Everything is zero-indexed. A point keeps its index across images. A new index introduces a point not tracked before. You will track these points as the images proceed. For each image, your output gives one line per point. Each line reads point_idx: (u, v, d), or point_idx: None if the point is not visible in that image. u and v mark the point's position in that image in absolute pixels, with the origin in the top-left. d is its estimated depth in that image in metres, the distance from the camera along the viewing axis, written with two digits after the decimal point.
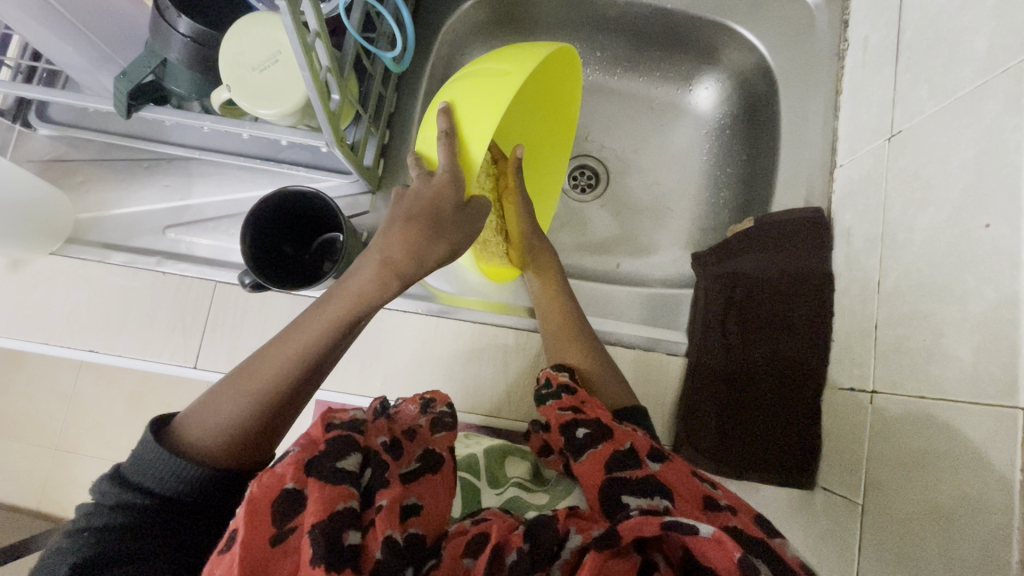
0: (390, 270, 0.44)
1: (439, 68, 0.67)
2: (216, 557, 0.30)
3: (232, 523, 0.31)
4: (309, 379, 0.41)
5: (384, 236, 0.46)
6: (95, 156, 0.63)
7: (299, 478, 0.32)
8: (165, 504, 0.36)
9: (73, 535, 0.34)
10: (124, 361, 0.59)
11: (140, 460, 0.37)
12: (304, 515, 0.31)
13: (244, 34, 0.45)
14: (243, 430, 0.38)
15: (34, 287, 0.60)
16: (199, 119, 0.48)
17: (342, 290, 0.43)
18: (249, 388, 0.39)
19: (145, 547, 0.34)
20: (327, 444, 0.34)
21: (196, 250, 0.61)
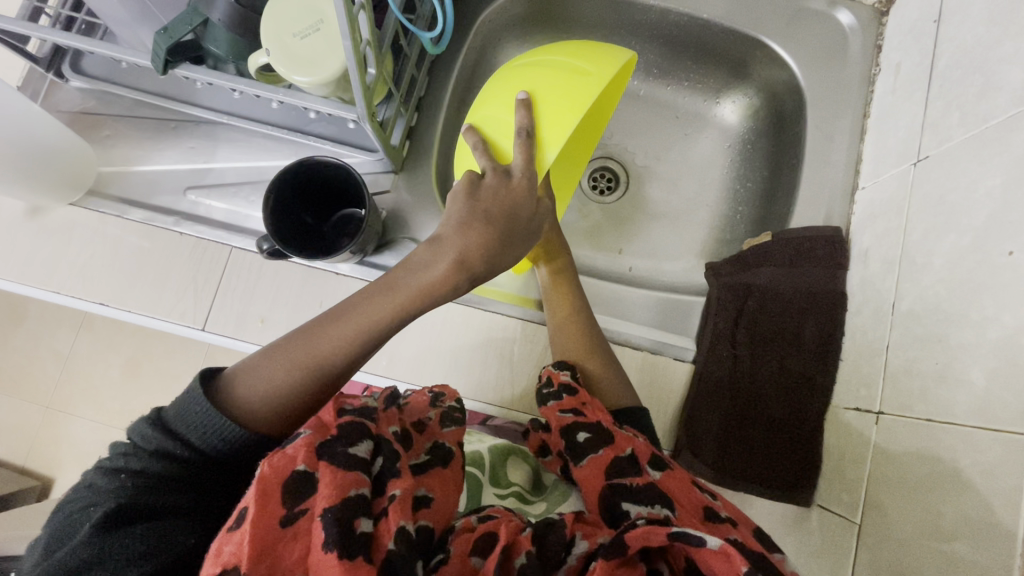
0: (461, 270, 0.42)
1: (472, 58, 0.68)
2: (223, 535, 0.29)
3: (241, 502, 0.30)
4: (360, 359, 0.39)
5: (460, 232, 0.42)
6: (123, 112, 0.64)
7: (310, 460, 0.32)
8: (197, 459, 0.35)
9: (108, 475, 0.34)
10: (132, 317, 0.59)
11: (184, 410, 0.35)
12: (315, 499, 0.30)
13: (287, 3, 0.46)
14: (291, 401, 0.37)
15: (49, 238, 0.60)
16: (235, 82, 0.48)
17: (408, 278, 0.41)
18: (304, 359, 0.37)
19: (177, 499, 0.34)
20: (336, 432, 0.33)
21: (214, 214, 0.61)
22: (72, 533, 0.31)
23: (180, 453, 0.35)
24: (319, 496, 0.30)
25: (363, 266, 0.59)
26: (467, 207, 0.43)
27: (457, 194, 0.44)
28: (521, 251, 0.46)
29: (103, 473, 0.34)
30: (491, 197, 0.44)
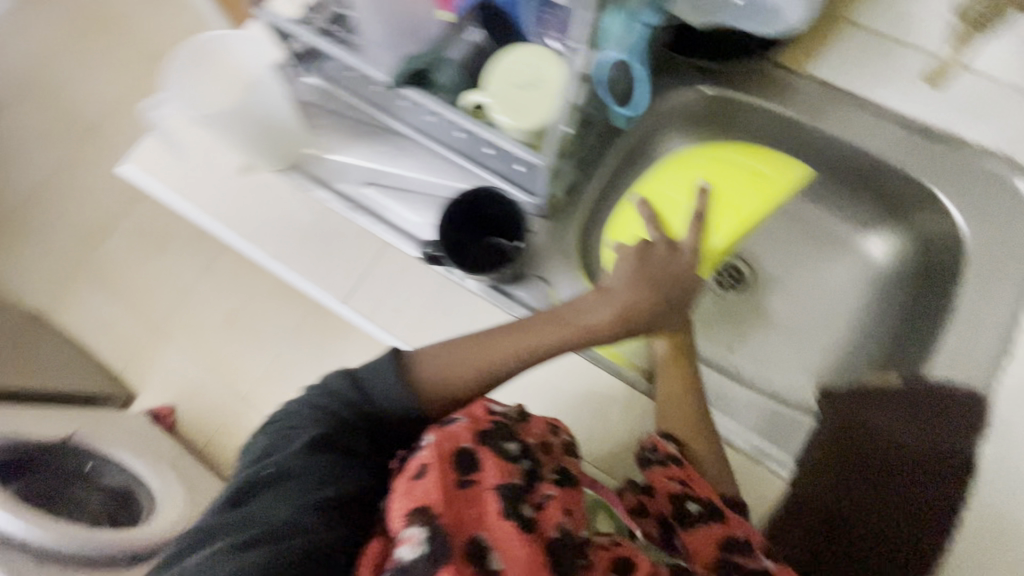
0: (621, 322, 0.48)
1: (641, 136, 0.72)
2: (403, 485, 0.35)
3: (417, 462, 0.36)
4: (520, 370, 0.47)
5: (628, 289, 0.49)
6: (333, 107, 0.73)
7: (475, 443, 0.38)
8: (373, 416, 0.43)
9: (311, 409, 0.42)
10: (293, 276, 0.69)
11: (376, 373, 0.43)
12: (484, 475, 0.36)
13: (517, 58, 0.53)
14: (460, 386, 0.45)
15: (254, 195, 0.71)
16: (446, 110, 0.56)
17: (575, 317, 0.48)
18: (480, 356, 0.46)
19: (358, 444, 0.41)
20: (494, 425, 0.40)
21: (381, 211, 0.69)
22: (284, 445, 0.40)
23: (364, 407, 0.43)
24: (490, 472, 0.36)
25: (496, 292, 0.65)
26: (635, 269, 0.50)
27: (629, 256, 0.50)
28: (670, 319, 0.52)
29: (306, 404, 0.43)
30: (659, 265, 0.51)
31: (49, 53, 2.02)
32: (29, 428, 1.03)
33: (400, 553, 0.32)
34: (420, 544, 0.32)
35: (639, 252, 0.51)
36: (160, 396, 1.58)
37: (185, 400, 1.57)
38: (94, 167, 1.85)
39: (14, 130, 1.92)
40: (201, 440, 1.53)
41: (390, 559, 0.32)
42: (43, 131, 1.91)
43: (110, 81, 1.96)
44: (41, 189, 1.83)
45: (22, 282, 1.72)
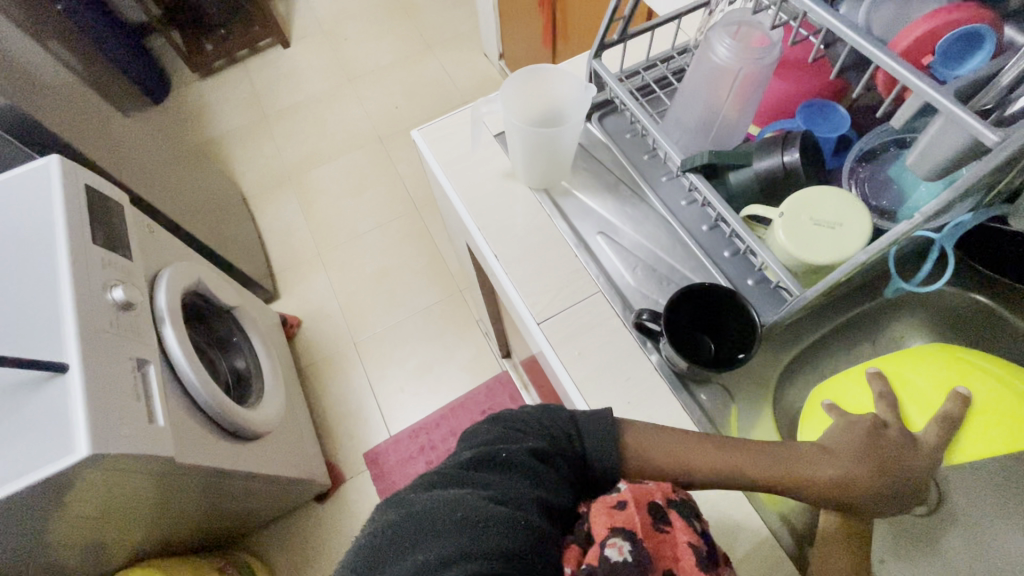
0: (842, 488, 0.48)
1: (880, 308, 0.70)
2: (607, 510, 0.42)
3: (619, 497, 0.43)
4: (722, 480, 0.50)
5: (855, 460, 0.49)
6: (601, 158, 0.80)
7: (665, 502, 0.45)
8: (580, 458, 0.49)
9: (537, 420, 0.48)
10: (504, 279, 0.74)
11: (596, 425, 0.50)
12: (675, 529, 0.42)
13: (826, 196, 0.54)
14: (665, 466, 0.50)
15: (505, 200, 0.79)
16: (722, 206, 0.58)
17: (790, 461, 0.49)
18: (692, 451, 0.50)
19: (566, 470, 0.47)
20: (680, 498, 0.46)
21: (602, 261, 0.73)
22: (515, 439, 0.46)
23: (576, 446, 0.48)
24: (679, 527, 0.43)
25: (676, 384, 0.64)
26: (869, 447, 0.50)
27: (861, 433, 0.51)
28: (887, 509, 0.50)
29: (530, 417, 0.49)
30: (890, 450, 0.50)
31: (353, 12, 2.43)
32: (220, 290, 1.22)
33: (608, 554, 0.38)
34: (626, 552, 0.38)
35: (870, 427, 0.51)
36: (298, 308, 1.77)
37: (314, 322, 1.75)
38: (341, 108, 2.17)
39: (300, 57, 2.33)
40: (309, 361, 1.69)
41: (593, 556, 0.39)
42: (320, 66, 2.29)
43: (384, 49, 2.31)
44: (297, 107, 2.19)
45: (248, 170, 2.05)
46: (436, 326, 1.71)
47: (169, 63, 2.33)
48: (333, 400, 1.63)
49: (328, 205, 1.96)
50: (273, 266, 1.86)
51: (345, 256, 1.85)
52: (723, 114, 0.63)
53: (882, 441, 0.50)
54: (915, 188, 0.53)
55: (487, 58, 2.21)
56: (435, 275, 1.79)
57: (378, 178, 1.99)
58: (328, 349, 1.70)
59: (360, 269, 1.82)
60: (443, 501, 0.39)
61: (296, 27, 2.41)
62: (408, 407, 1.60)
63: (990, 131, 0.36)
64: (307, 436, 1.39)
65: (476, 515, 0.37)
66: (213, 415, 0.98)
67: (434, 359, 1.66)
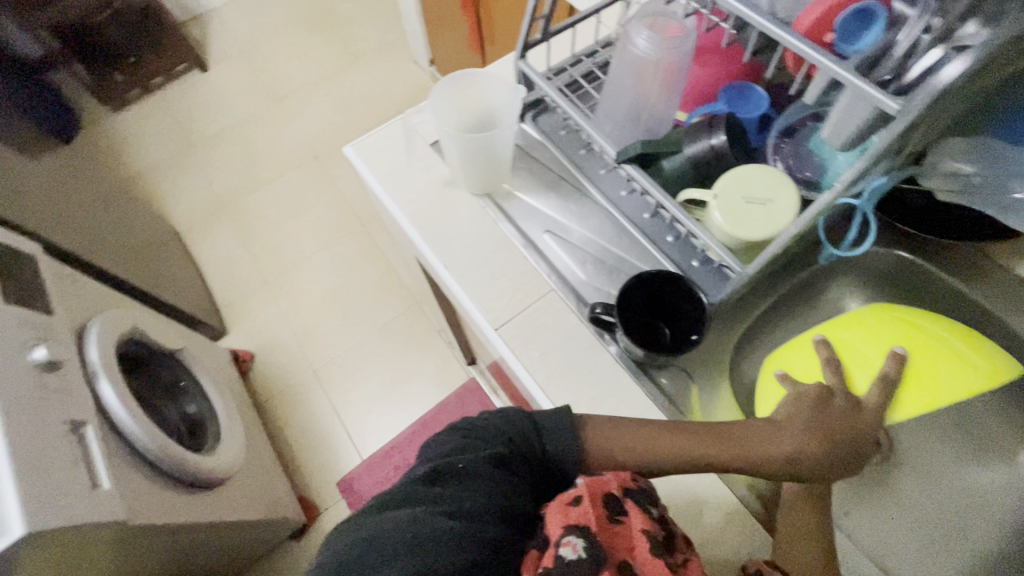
0: (791, 463, 0.49)
1: (816, 274, 0.73)
2: (563, 506, 0.42)
3: (575, 490, 0.43)
4: (679, 466, 0.50)
5: (805, 433, 0.50)
6: (540, 158, 0.80)
7: (621, 491, 0.44)
8: (541, 459, 0.48)
9: (495, 426, 0.48)
10: (456, 288, 0.73)
11: (553, 424, 0.50)
12: (630, 519, 0.42)
13: (754, 174, 0.56)
14: (624, 458, 0.50)
15: (447, 208, 0.78)
16: (660, 194, 0.60)
17: (743, 441, 0.50)
18: (647, 441, 0.50)
19: (526, 474, 0.46)
20: (636, 484, 0.46)
21: (552, 259, 0.74)
22: (472, 449, 0.45)
23: (537, 449, 0.48)
24: (634, 515, 0.43)
25: (637, 371, 0.65)
26: (816, 420, 0.51)
27: (808, 400, 0.52)
28: (838, 473, 0.51)
29: (490, 423, 0.48)
30: (838, 416, 0.51)
31: (273, 30, 2.35)
32: (159, 334, 1.15)
33: (564, 554, 0.38)
34: (581, 549, 0.38)
35: (816, 397, 0.52)
36: (250, 342, 1.69)
37: (268, 354, 1.67)
38: (271, 129, 2.09)
39: (222, 80, 2.23)
40: (267, 395, 1.62)
41: (549, 559, 0.38)
42: (242, 87, 2.20)
43: (311, 65, 2.24)
44: (223, 133, 2.09)
45: (179, 204, 1.94)
46: (397, 342, 1.67)
47: (76, 99, 2.17)
48: (298, 432, 1.57)
49: (269, 230, 1.88)
50: (218, 301, 1.77)
51: (293, 282, 1.78)
52: (651, 103, 0.64)
53: (831, 404, 0.52)
54: (833, 158, 0.56)
55: (419, 66, 2.18)
56: (390, 290, 1.75)
57: (319, 198, 1.93)
58: (287, 380, 1.64)
59: (311, 293, 1.76)
60: (394, 520, 0.38)
61: (213, 50, 2.30)
62: (377, 429, 1.56)
63: (891, 101, 0.39)
64: (273, 474, 1.33)
65: (429, 532, 0.37)
66: (165, 468, 0.92)
67: (399, 376, 1.62)
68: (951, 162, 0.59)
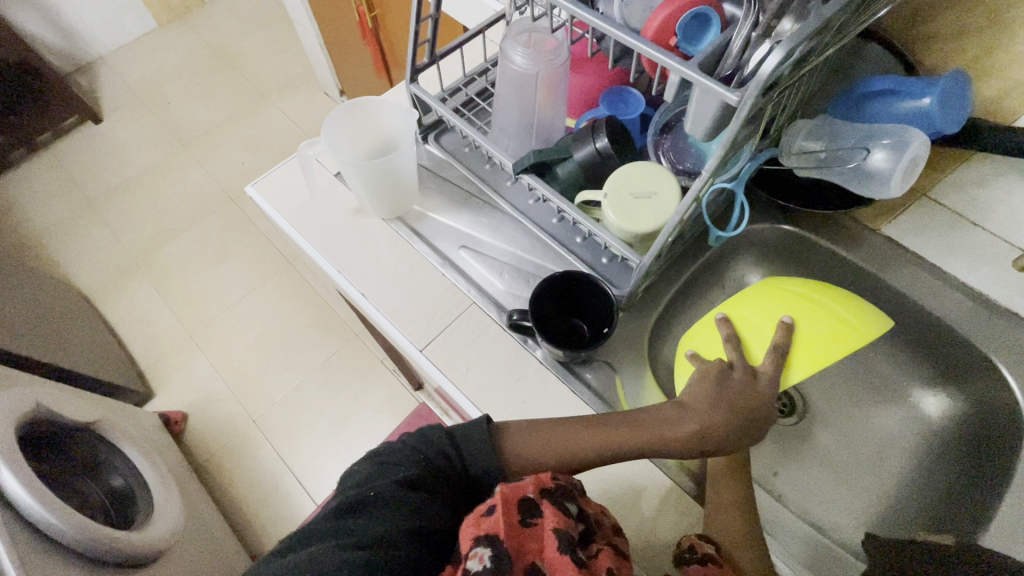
0: (699, 441, 0.53)
1: (716, 256, 0.79)
2: (477, 516, 0.43)
3: (489, 500, 0.44)
4: (600, 459, 0.52)
5: (708, 410, 0.54)
6: (447, 177, 0.81)
7: (537, 493, 0.45)
8: (459, 474, 0.49)
9: (410, 448, 0.48)
10: (377, 314, 0.73)
11: (472, 438, 0.50)
12: (543, 520, 0.43)
13: (638, 171, 0.59)
14: (548, 460, 0.51)
15: (358, 236, 0.78)
16: (557, 199, 0.63)
17: (654, 426, 0.53)
18: (567, 441, 0.52)
19: (441, 490, 0.47)
20: (555, 484, 0.46)
21: (469, 273, 0.75)
22: (387, 474, 0.45)
23: (456, 464, 0.49)
24: (548, 516, 0.43)
25: (562, 371, 0.67)
26: (717, 394, 0.55)
27: (710, 376, 0.55)
28: (745, 444, 0.55)
29: (406, 445, 0.49)
30: (741, 386, 0.55)
31: (171, 73, 2.25)
32: (70, 408, 1.06)
33: (468, 566, 0.39)
34: (486, 560, 0.40)
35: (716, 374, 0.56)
36: (180, 401, 1.59)
37: (202, 411, 1.58)
38: (180, 176, 1.99)
39: (119, 130, 2.11)
40: (206, 454, 1.52)
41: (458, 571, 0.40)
42: (143, 135, 2.09)
43: (216, 105, 2.16)
44: (126, 185, 1.97)
45: (83, 265, 1.81)
46: (340, 378, 1.62)
47: None
48: (244, 489, 1.48)
49: (189, 281, 1.78)
50: (139, 363, 1.65)
51: (221, 332, 1.70)
52: (539, 115, 0.67)
53: (733, 374, 0.56)
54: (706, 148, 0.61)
55: (330, 96, 2.15)
56: (327, 326, 1.70)
57: (240, 241, 1.85)
58: (226, 435, 1.55)
59: (242, 341, 1.68)
60: (300, 558, 0.39)
61: (106, 100, 2.18)
62: (329, 470, 1.50)
63: (732, 92, 0.42)
64: (219, 537, 1.25)
65: (331, 567, 0.37)
66: (85, 553, 0.85)
67: (346, 413, 1.57)
68: (799, 141, 0.68)
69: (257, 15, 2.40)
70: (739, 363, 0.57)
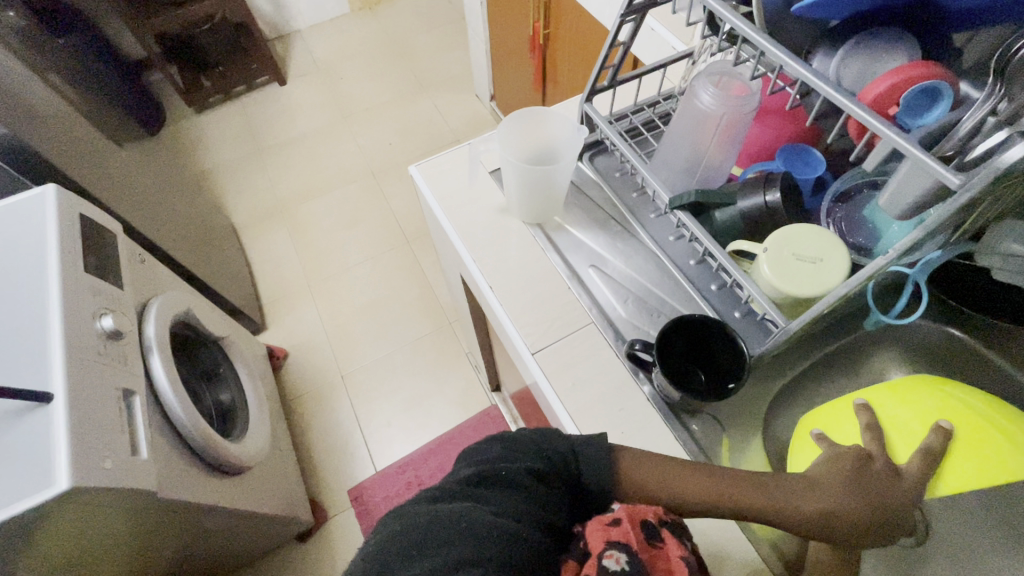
0: (823, 521, 0.49)
1: (860, 341, 0.73)
2: (601, 525, 0.45)
3: (612, 514, 0.46)
4: (708, 508, 0.51)
5: (839, 492, 0.49)
6: (592, 196, 0.83)
7: (657, 520, 0.47)
8: (574, 482, 0.50)
9: (535, 441, 0.50)
10: (498, 309, 0.76)
11: (591, 450, 0.51)
12: (667, 544, 0.45)
13: (807, 234, 0.56)
14: (653, 493, 0.51)
15: (500, 232, 0.82)
16: (709, 242, 0.61)
17: (777, 492, 0.50)
18: (675, 478, 0.51)
19: (561, 490, 0.48)
20: (671, 519, 0.49)
21: (594, 293, 0.76)
22: (516, 459, 0.47)
23: (574, 472, 0.50)
24: (671, 542, 0.45)
25: (667, 413, 0.66)
26: (852, 480, 0.50)
27: (838, 465, 0.51)
28: (873, 541, 0.50)
29: (531, 439, 0.50)
30: (877, 482, 0.51)
31: (350, 54, 2.52)
32: (209, 320, 1.21)
33: (605, 562, 0.40)
34: (622, 560, 0.40)
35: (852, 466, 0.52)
36: (286, 340, 1.75)
37: (302, 353, 1.73)
38: (335, 143, 2.22)
39: (297, 94, 2.39)
40: (295, 393, 1.66)
41: (590, 568, 0.41)
42: (314, 103, 2.35)
43: (380, 88, 2.38)
44: (291, 142, 2.23)
45: (241, 202, 2.06)
46: (425, 359, 1.70)
47: (165, 98, 2.37)
48: (318, 434, 1.59)
49: (320, 237, 1.97)
50: (262, 297, 1.84)
51: (335, 289, 1.85)
52: (708, 156, 0.67)
53: (864, 469, 0.51)
54: (887, 226, 0.57)
55: (480, 100, 2.29)
56: (425, 308, 1.79)
57: (370, 212, 2.02)
58: (315, 381, 1.68)
59: (350, 301, 1.82)
60: (448, 511, 0.40)
61: (294, 66, 2.48)
62: (395, 442, 1.57)
63: (953, 174, 0.39)
64: (291, 472, 1.35)
65: (484, 527, 0.38)
66: (196, 447, 0.96)
67: (422, 393, 1.64)
68: (1008, 242, 0.57)
69: (434, 15, 2.62)
70: (876, 454, 0.53)
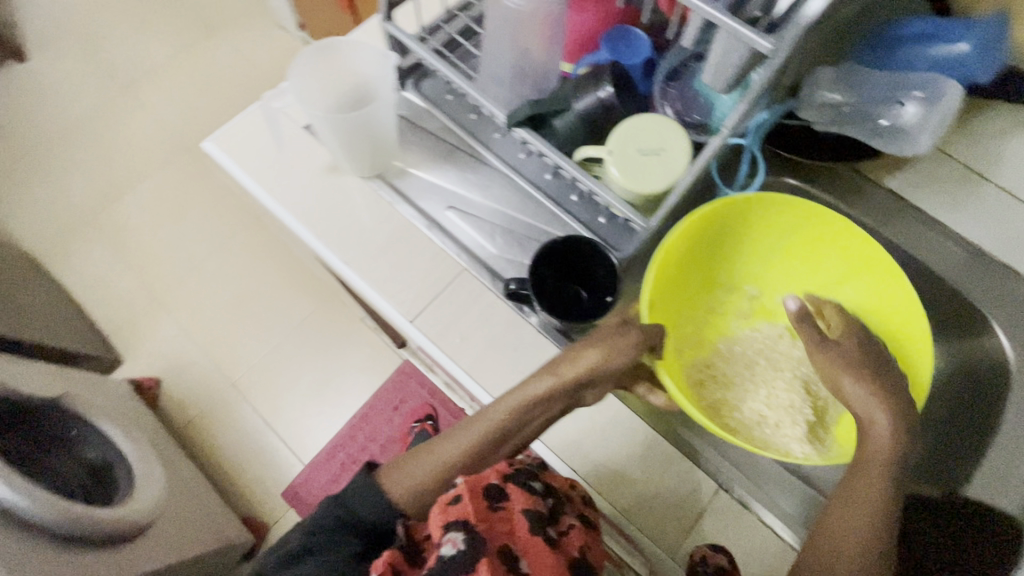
0: (573, 371, 0.58)
1: None
2: (449, 505, 0.56)
3: (456, 490, 0.57)
4: (486, 450, 0.62)
5: (576, 346, 0.59)
6: (428, 128, 0.74)
7: (500, 480, 0.59)
8: (364, 522, 0.62)
9: (326, 507, 0.63)
10: (361, 284, 0.68)
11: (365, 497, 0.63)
12: (511, 501, 0.58)
13: (648, 123, 0.54)
14: (443, 465, 0.62)
15: (336, 194, 0.71)
16: (556, 156, 0.57)
17: (531, 384, 0.59)
18: (454, 448, 0.63)
19: (346, 542, 0.61)
20: (514, 469, 0.61)
21: (458, 236, 0.70)
22: (319, 527, 0.62)
23: (353, 533, 0.62)
24: (514, 499, 0.58)
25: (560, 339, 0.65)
26: None
27: None
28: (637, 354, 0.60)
29: (320, 510, 0.63)
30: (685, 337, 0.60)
31: (100, 2, 2.00)
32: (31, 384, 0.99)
33: (446, 548, 0.53)
34: (458, 542, 0.53)
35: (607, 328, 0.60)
36: (151, 366, 1.53)
37: (177, 375, 1.52)
38: (124, 123, 1.82)
39: (48, 70, 1.88)
40: (186, 419, 1.49)
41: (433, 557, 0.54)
42: (77, 77, 1.88)
43: (157, 40, 1.94)
44: (64, 134, 1.79)
45: (28, 225, 1.66)
46: (320, 338, 1.57)
47: None
48: (230, 451, 1.46)
49: (148, 240, 1.67)
50: (102, 328, 1.56)
51: (189, 293, 1.61)
52: (532, 55, 0.60)
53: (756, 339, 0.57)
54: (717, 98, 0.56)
55: (287, 31, 1.95)
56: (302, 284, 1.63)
57: (200, 195, 1.73)
58: (205, 399, 1.51)
59: (213, 302, 1.60)
60: (326, 541, 0.61)
61: (28, 34, 1.93)
62: (316, 431, 1.49)
63: (764, 39, 0.38)
64: (210, 503, 1.24)
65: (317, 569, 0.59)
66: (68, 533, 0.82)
67: (328, 373, 1.54)
68: (825, 93, 0.72)
69: None
70: None
